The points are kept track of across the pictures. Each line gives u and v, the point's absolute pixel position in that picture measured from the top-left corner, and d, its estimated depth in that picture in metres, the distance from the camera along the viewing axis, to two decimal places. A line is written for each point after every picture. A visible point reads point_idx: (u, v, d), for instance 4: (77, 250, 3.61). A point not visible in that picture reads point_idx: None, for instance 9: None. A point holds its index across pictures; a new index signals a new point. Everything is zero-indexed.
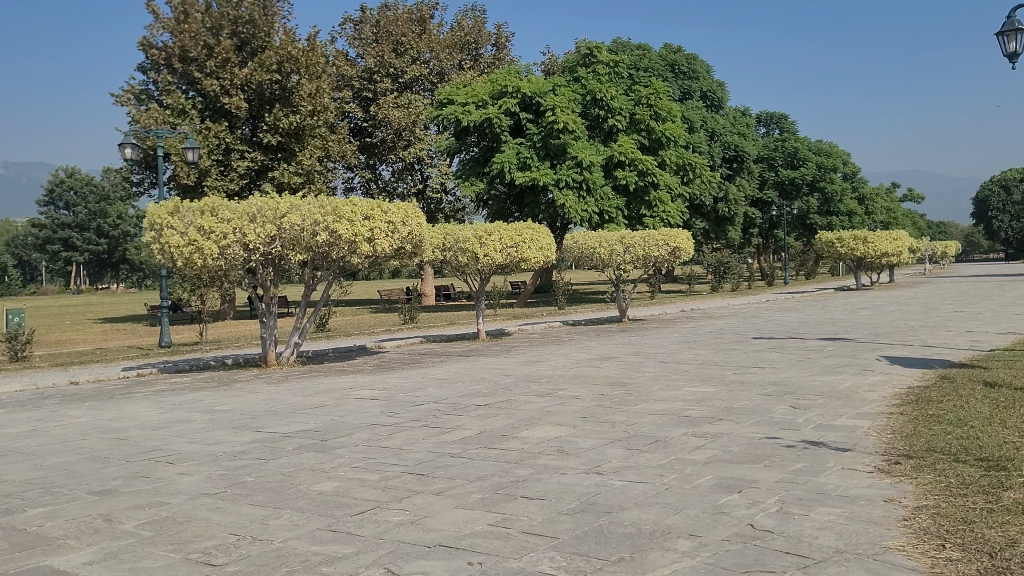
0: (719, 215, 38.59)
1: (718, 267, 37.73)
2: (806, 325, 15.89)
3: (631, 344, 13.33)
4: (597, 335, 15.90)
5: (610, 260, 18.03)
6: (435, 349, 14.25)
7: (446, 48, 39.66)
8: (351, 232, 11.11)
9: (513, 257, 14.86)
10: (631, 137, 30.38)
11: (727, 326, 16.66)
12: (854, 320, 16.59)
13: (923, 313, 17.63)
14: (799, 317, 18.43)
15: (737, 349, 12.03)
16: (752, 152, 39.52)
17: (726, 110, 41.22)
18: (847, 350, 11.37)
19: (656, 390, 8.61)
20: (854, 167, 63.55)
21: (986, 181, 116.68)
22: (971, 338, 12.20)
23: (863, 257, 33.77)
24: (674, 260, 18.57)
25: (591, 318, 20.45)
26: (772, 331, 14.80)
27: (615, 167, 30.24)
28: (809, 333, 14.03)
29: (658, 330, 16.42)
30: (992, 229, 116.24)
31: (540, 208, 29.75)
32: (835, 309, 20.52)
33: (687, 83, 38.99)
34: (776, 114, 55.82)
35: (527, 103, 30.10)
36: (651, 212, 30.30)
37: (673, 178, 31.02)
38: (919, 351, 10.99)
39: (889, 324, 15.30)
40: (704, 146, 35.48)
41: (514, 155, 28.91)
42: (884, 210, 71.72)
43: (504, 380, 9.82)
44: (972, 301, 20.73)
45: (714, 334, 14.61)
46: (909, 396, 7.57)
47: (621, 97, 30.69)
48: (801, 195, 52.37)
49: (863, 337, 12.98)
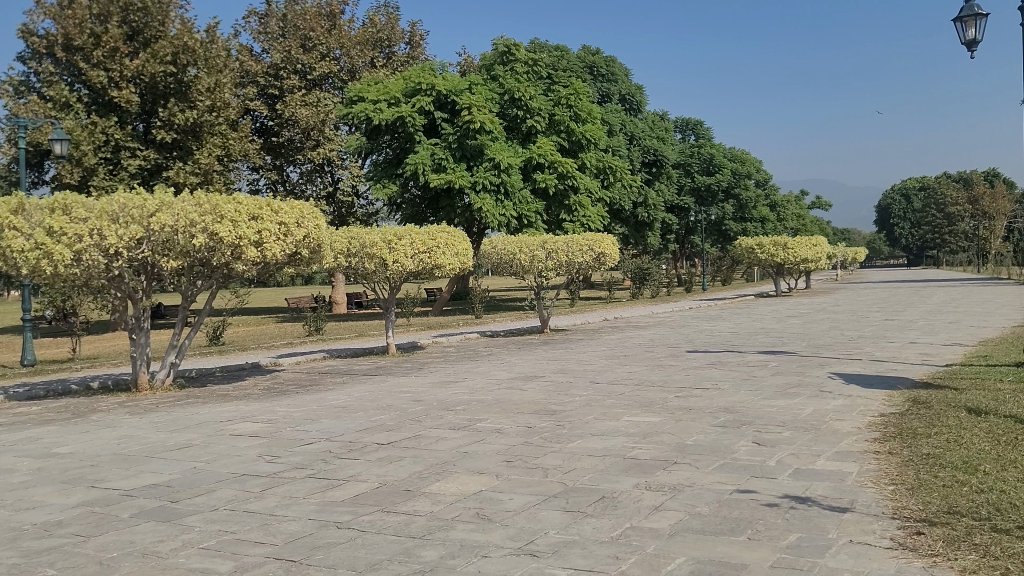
0: (638, 220, 37.85)
1: (638, 273, 36.99)
2: (739, 336, 14.96)
3: (556, 360, 12.09)
4: (518, 349, 14.61)
5: (530, 267, 16.82)
6: (337, 367, 12.71)
7: (357, 45, 37.94)
8: (234, 235, 9.53)
9: (426, 264, 13.45)
10: (551, 139, 29.29)
11: (656, 337, 15.62)
12: (786, 330, 15.75)
13: (854, 322, 16.97)
14: (729, 326, 17.55)
15: (674, 366, 10.91)
16: (671, 156, 38.94)
17: (645, 114, 40.60)
18: (794, 366, 10.37)
19: (591, 421, 7.32)
20: (767, 175, 64.18)
21: (888, 189, 120.48)
22: (920, 352, 11.37)
23: (783, 262, 33.51)
24: (599, 267, 17.44)
25: (510, 329, 19.17)
26: (705, 344, 13.79)
27: (534, 170, 29.14)
28: (745, 346, 13.04)
29: (582, 343, 15.25)
30: (894, 236, 119.94)
31: (456, 212, 28.36)
32: (761, 318, 19.81)
33: (606, 86, 38.25)
34: (692, 120, 55.76)
35: (442, 101, 28.67)
36: (571, 217, 29.36)
37: (593, 181, 30.13)
38: (870, 368, 10.05)
39: (825, 334, 14.49)
40: (624, 149, 34.69)
41: (428, 156, 27.47)
42: (794, 217, 72.87)
43: (414, 408, 8.43)
44: (897, 309, 20.28)
45: (644, 348, 13.50)
46: (886, 425, 6.49)
47: (540, 98, 29.58)
48: (717, 202, 51.75)
49: (805, 350, 12.05)
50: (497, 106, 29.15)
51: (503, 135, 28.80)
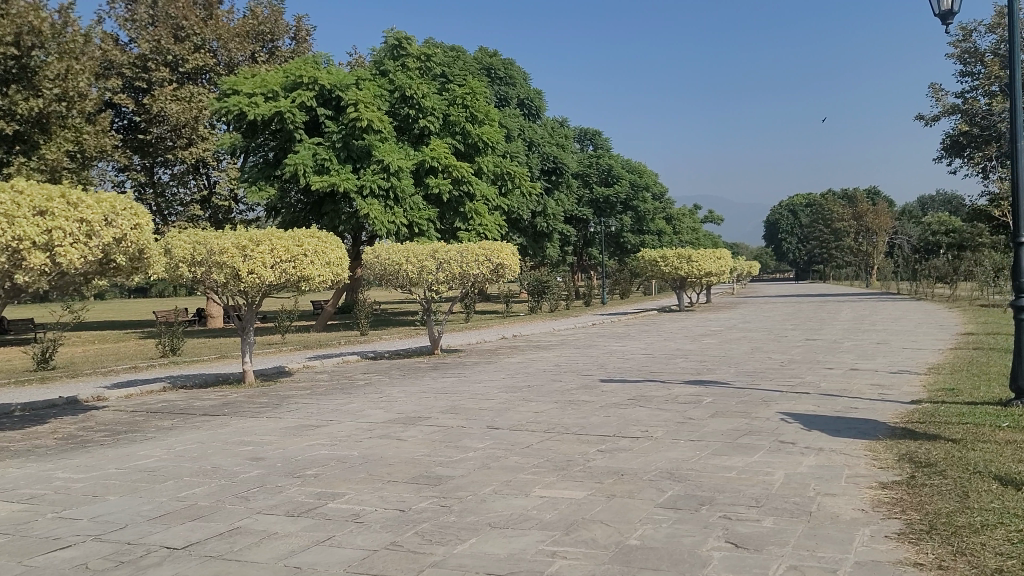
0: (537, 231, 36.19)
1: (537, 286, 35.19)
2: (657, 360, 13.17)
3: (447, 394, 9.97)
4: (403, 376, 12.44)
5: (420, 280, 14.66)
6: (173, 402, 10.22)
7: (236, 37, 34.95)
8: (11, 236, 7.07)
9: (289, 276, 11.11)
10: (445, 141, 27.21)
11: (562, 361, 13.69)
12: (705, 353, 14.07)
13: (774, 343, 15.50)
14: (640, 347, 15.81)
15: (590, 403, 8.94)
16: (571, 165, 37.50)
17: (544, 120, 39.07)
18: (734, 403, 8.55)
19: (488, 497, 5.24)
20: (662, 188, 63.96)
21: (775, 206, 123.64)
22: (870, 382, 9.75)
23: (687, 276, 32.39)
24: (497, 280, 15.45)
25: (397, 350, 16.93)
26: (620, 370, 11.93)
27: (426, 174, 26.97)
28: (667, 374, 11.25)
29: (478, 368, 13.17)
30: (781, 252, 123.06)
31: (341, 218, 25.95)
32: (672, 336, 18.22)
33: (504, 89, 36.46)
34: (590, 130, 54.80)
35: (326, 97, 26.14)
36: (466, 225, 27.46)
37: (490, 187, 28.26)
38: (826, 405, 8.34)
39: (750, 358, 12.88)
40: (523, 156, 32.94)
41: (309, 156, 24.92)
42: (689, 231, 73.07)
43: (248, 474, 6.17)
44: (813, 328, 19.04)
45: (551, 376, 11.52)
46: (902, 506, 4.64)
47: (434, 96, 27.39)
48: (614, 214, 50.99)
49: (737, 379, 10.30)
50: (386, 105, 26.77)
51: (392, 136, 26.51)
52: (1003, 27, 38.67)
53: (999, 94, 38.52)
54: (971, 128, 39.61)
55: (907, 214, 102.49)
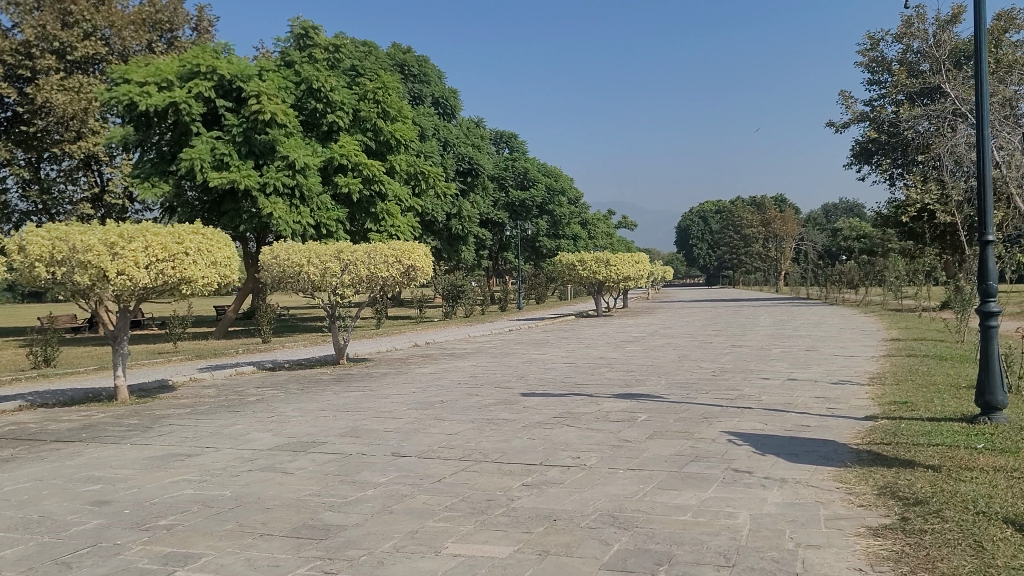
0: (451, 233, 35.02)
1: (452, 291, 34.02)
2: (580, 370, 12.20)
3: (349, 412, 8.76)
4: (302, 390, 11.12)
5: (323, 283, 13.31)
6: (25, 426, 8.70)
7: (131, 25, 32.70)
8: None
9: (168, 277, 9.70)
10: (355, 138, 25.80)
11: (478, 371, 12.60)
12: (630, 361, 13.19)
13: (700, 350, 14.76)
14: (560, 355, 14.84)
15: (511, 422, 7.89)
16: (488, 166, 36.50)
17: (459, 120, 37.96)
18: (672, 421, 7.62)
19: (389, 558, 4.10)
20: (578, 193, 63.64)
21: (687, 211, 125.37)
22: (813, 395, 8.95)
23: (605, 280, 31.71)
24: (408, 284, 14.25)
25: (299, 360, 15.53)
26: (542, 381, 10.91)
27: (335, 172, 25.54)
28: (594, 387, 10.26)
29: (385, 379, 11.98)
30: (693, 257, 124.80)
31: (242, 218, 24.28)
32: (593, 343, 17.35)
33: (417, 87, 35.21)
34: (506, 133, 53.95)
35: (226, 88, 24.43)
36: (377, 227, 26.14)
37: (402, 187, 27.01)
38: (775, 422, 7.48)
39: (679, 367, 12.04)
40: (438, 156, 31.77)
41: (207, 151, 23.19)
42: (604, 236, 73.07)
43: (84, 527, 4.88)
44: (736, 333, 18.45)
45: (466, 389, 10.41)
46: (907, 564, 3.72)
47: (343, 90, 25.95)
48: (530, 218, 50.31)
49: (670, 392, 9.42)
50: (291, 97, 25.19)
51: (298, 131, 24.96)
52: (909, 37, 39.48)
53: (905, 102, 39.32)
54: (879, 135, 40.30)
55: (813, 221, 105.22)
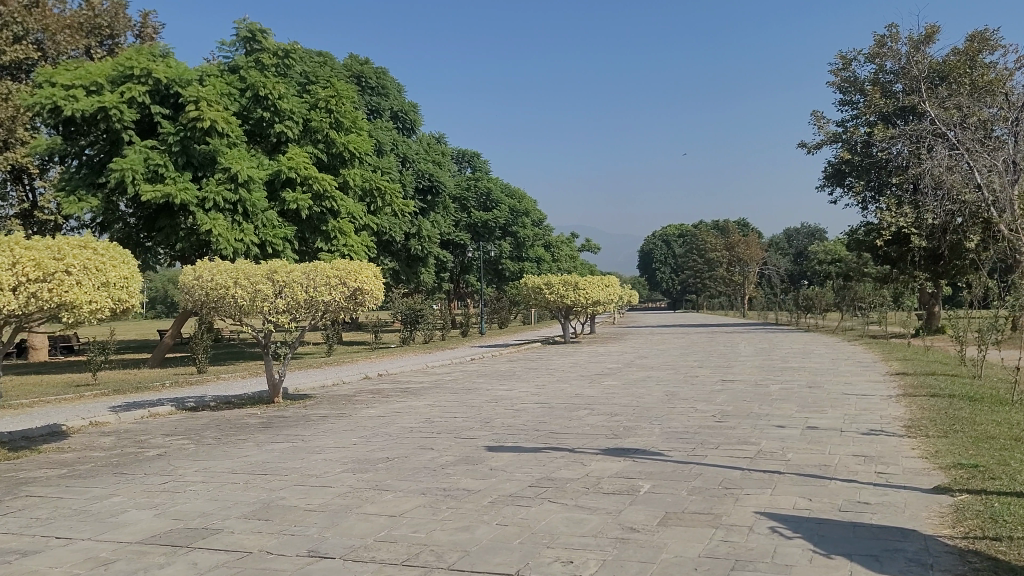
0: (410, 254, 33.11)
1: (410, 315, 32.10)
2: (555, 413, 10.38)
3: (266, 477, 6.83)
4: (219, 440, 9.13)
5: (252, 309, 11.32)
6: None
7: (67, 29, 30.42)
8: None
9: (42, 303, 7.71)
10: (305, 149, 23.85)
11: (435, 413, 10.73)
12: (612, 401, 11.43)
13: (688, 386, 13.07)
14: (529, 392, 13.03)
15: (474, 494, 6.02)
16: (449, 184, 34.72)
17: (420, 136, 36.21)
18: (686, 497, 5.81)
19: None
20: (541, 215, 62.17)
21: (649, 236, 124.89)
22: (849, 451, 7.24)
23: (573, 305, 30.00)
24: (354, 311, 12.35)
25: (229, 396, 13.51)
26: (512, 429, 9.08)
27: (282, 187, 23.56)
28: (575, 439, 8.41)
29: (323, 424, 10.04)
30: (654, 282, 123.95)
31: (179, 235, 22.17)
32: (565, 376, 15.56)
33: (375, 100, 33.38)
34: (468, 152, 52.36)
35: (162, 93, 22.36)
36: (329, 246, 24.21)
37: (356, 204, 25.11)
38: (820, 497, 5.73)
39: (670, 410, 10.28)
40: (396, 172, 29.93)
41: (140, 161, 21.06)
42: (568, 260, 71.73)
43: None
44: (719, 365, 16.82)
45: (420, 441, 8.54)
46: None
47: (292, 99, 24.02)
48: (494, 240, 48.68)
49: (670, 447, 7.63)
50: (236, 105, 23.19)
51: (242, 141, 22.95)
52: (882, 57, 38.74)
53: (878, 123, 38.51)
54: (852, 157, 39.44)
55: (775, 246, 105.08)
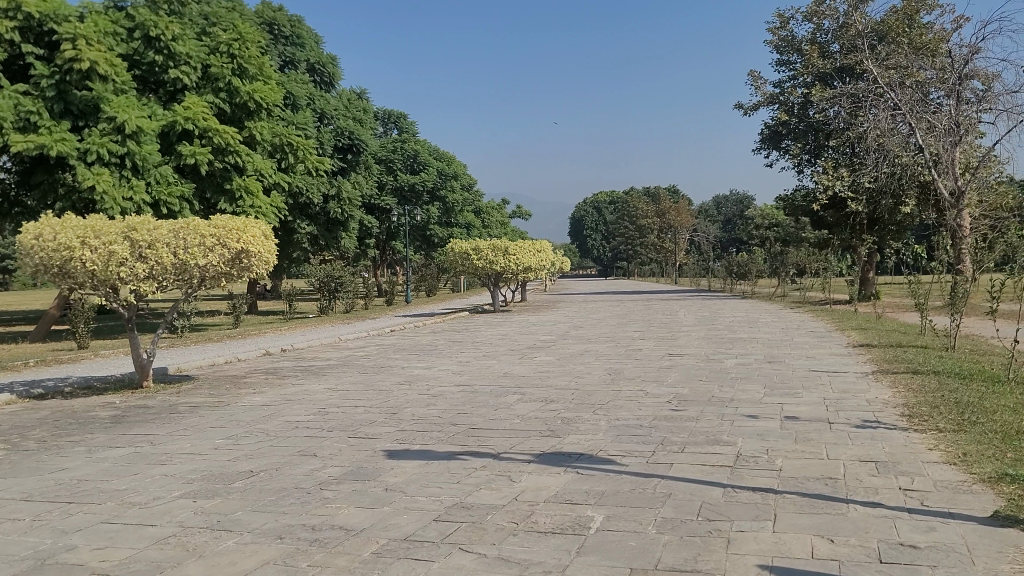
0: (329, 218, 30.80)
1: (328, 283, 29.89)
2: (477, 400, 8.60)
3: (68, 509, 4.87)
4: (45, 443, 7.09)
5: (108, 276, 9.13)
6: None
7: None
8: None
9: None
10: (205, 98, 21.30)
11: (333, 401, 8.84)
12: (546, 383, 9.69)
13: (632, 362, 11.42)
14: (449, 372, 11.21)
15: (353, 538, 4.19)
16: (371, 142, 32.38)
17: (339, 90, 33.70)
18: (654, 537, 4.09)
19: None
20: (471, 179, 60.12)
21: (581, 202, 123.70)
22: (853, 455, 5.62)
23: (503, 271, 28.22)
24: (238, 278, 10.33)
25: (93, 379, 11.36)
26: (423, 425, 7.26)
27: (178, 139, 21.09)
28: (501, 437, 6.64)
29: (190, 418, 8.07)
30: (585, 248, 122.93)
31: (58, 191, 19.54)
32: (491, 350, 13.80)
33: (289, 50, 30.76)
34: (394, 112, 49.91)
35: (36, 31, 19.55)
36: (232, 206, 21.83)
37: (264, 161, 22.73)
38: (843, 535, 4.05)
39: (617, 395, 8.60)
40: (311, 128, 27.57)
41: (8, 106, 18.33)
42: (499, 225, 69.91)
43: None
44: (662, 337, 15.22)
45: (303, 443, 6.66)
46: None
47: (190, 41, 21.42)
48: (421, 204, 46.53)
49: (622, 450, 5.91)
50: (124, 46, 20.50)
51: (131, 87, 20.32)
52: (820, 16, 37.63)
53: (815, 84, 37.51)
54: (788, 118, 38.37)
55: (705, 213, 104.96)
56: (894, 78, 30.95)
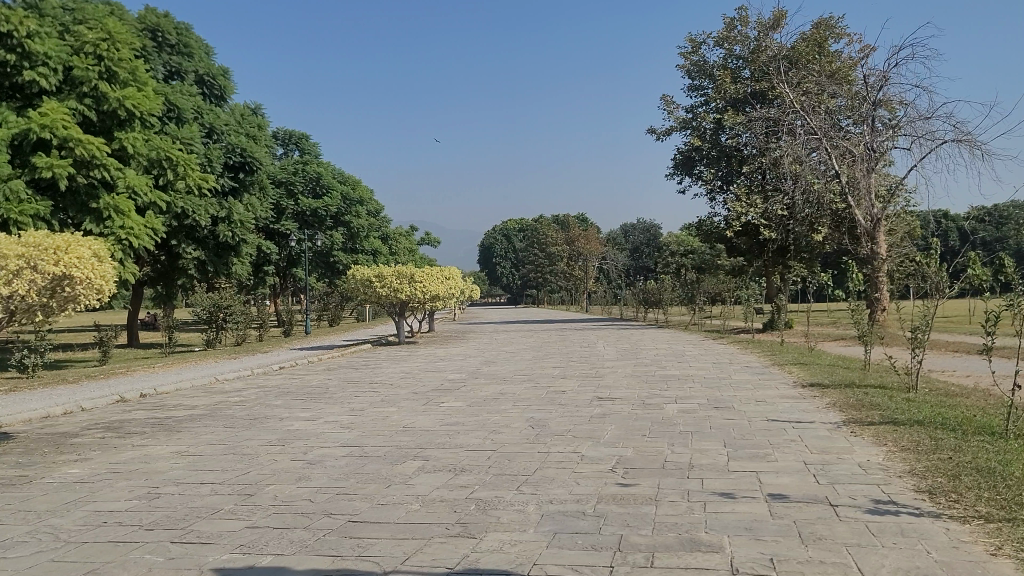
0: (219, 242, 28.18)
1: (214, 315, 27.25)
2: (366, 471, 6.62)
3: None
4: None
5: None
6: None
7: None
8: None
9: None
10: (67, 104, 18.68)
11: (175, 474, 6.72)
12: (454, 442, 7.76)
13: (556, 411, 9.61)
14: (337, 425, 9.18)
15: None
16: (265, 161, 29.87)
17: (231, 105, 31.19)
18: None
19: None
20: (377, 204, 57.87)
21: (489, 230, 122.42)
22: (896, 569, 3.92)
23: (408, 300, 26.17)
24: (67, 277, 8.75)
25: None
26: (285, 517, 5.26)
27: (33, 150, 18.40)
28: (391, 538, 4.70)
29: None
30: (494, 276, 121.38)
31: None
32: (391, 394, 11.78)
33: (175, 60, 28.17)
34: (295, 133, 47.43)
35: None
36: (98, 228, 19.18)
37: (137, 176, 20.14)
38: None
39: (545, 461, 6.75)
40: (198, 144, 25.05)
41: None
42: (406, 252, 67.67)
43: None
44: (586, 375, 13.47)
45: (100, 558, 4.57)
46: None
47: (49, 39, 18.83)
48: (324, 229, 44.08)
49: (569, 569, 4.07)
50: None
51: None
52: (732, 41, 37.07)
53: (728, 110, 36.90)
54: (702, 144, 37.64)
55: (614, 241, 104.93)
56: (808, 103, 30.39)
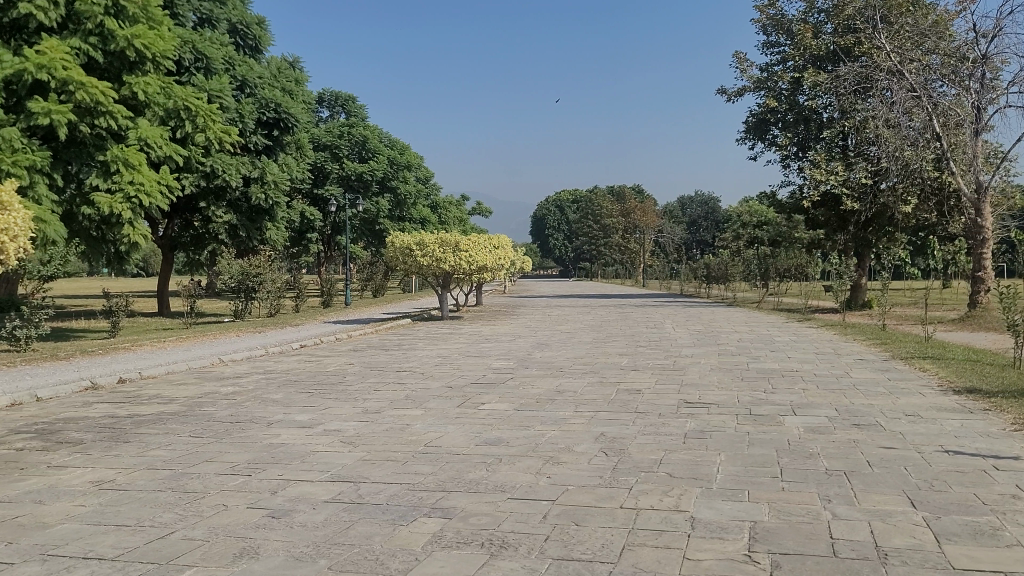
0: (251, 205, 25.98)
1: (244, 283, 25.09)
2: (349, 540, 4.17)
3: None
4: None
5: None
6: None
7: None
8: None
9: None
10: (70, 41, 16.42)
11: (60, 534, 4.35)
12: (496, 480, 5.26)
13: (635, 425, 7.06)
14: (338, 439, 6.73)
15: None
16: (303, 118, 27.52)
17: (268, 58, 28.92)
18: None
19: None
20: (426, 171, 55.46)
21: (543, 201, 119.45)
22: None
23: (452, 271, 23.79)
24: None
25: None
26: None
27: (30, 93, 16.22)
28: None
29: None
30: (546, 248, 118.37)
31: None
32: (419, 389, 9.32)
33: (205, 6, 25.93)
34: (341, 95, 45.16)
35: None
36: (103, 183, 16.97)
37: (151, 127, 17.93)
38: None
39: (635, 530, 4.23)
40: (228, 96, 22.82)
41: None
42: (456, 221, 65.23)
43: None
44: (663, 368, 10.90)
45: None
46: None
47: None
48: (370, 195, 41.83)
49: None
50: None
51: None
52: None
53: (808, 68, 33.55)
54: (777, 106, 34.38)
55: (671, 214, 101.25)
56: (902, 57, 27.09)
